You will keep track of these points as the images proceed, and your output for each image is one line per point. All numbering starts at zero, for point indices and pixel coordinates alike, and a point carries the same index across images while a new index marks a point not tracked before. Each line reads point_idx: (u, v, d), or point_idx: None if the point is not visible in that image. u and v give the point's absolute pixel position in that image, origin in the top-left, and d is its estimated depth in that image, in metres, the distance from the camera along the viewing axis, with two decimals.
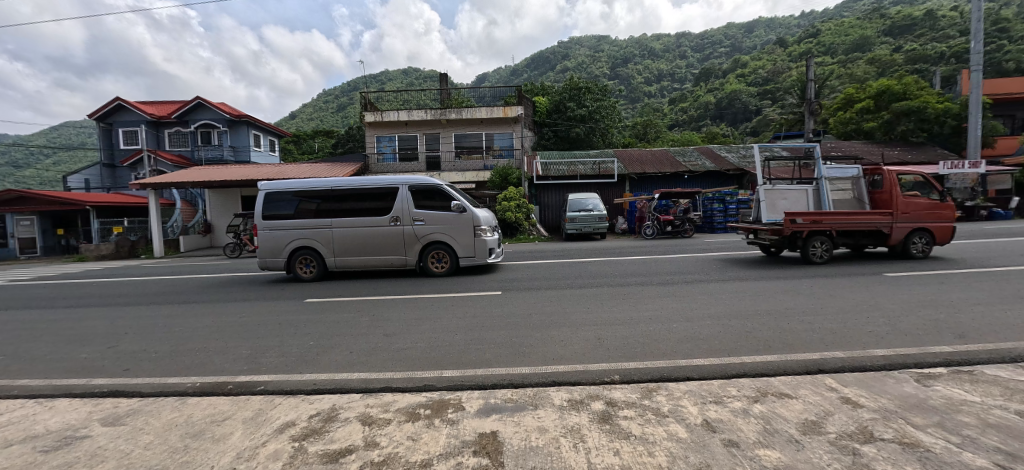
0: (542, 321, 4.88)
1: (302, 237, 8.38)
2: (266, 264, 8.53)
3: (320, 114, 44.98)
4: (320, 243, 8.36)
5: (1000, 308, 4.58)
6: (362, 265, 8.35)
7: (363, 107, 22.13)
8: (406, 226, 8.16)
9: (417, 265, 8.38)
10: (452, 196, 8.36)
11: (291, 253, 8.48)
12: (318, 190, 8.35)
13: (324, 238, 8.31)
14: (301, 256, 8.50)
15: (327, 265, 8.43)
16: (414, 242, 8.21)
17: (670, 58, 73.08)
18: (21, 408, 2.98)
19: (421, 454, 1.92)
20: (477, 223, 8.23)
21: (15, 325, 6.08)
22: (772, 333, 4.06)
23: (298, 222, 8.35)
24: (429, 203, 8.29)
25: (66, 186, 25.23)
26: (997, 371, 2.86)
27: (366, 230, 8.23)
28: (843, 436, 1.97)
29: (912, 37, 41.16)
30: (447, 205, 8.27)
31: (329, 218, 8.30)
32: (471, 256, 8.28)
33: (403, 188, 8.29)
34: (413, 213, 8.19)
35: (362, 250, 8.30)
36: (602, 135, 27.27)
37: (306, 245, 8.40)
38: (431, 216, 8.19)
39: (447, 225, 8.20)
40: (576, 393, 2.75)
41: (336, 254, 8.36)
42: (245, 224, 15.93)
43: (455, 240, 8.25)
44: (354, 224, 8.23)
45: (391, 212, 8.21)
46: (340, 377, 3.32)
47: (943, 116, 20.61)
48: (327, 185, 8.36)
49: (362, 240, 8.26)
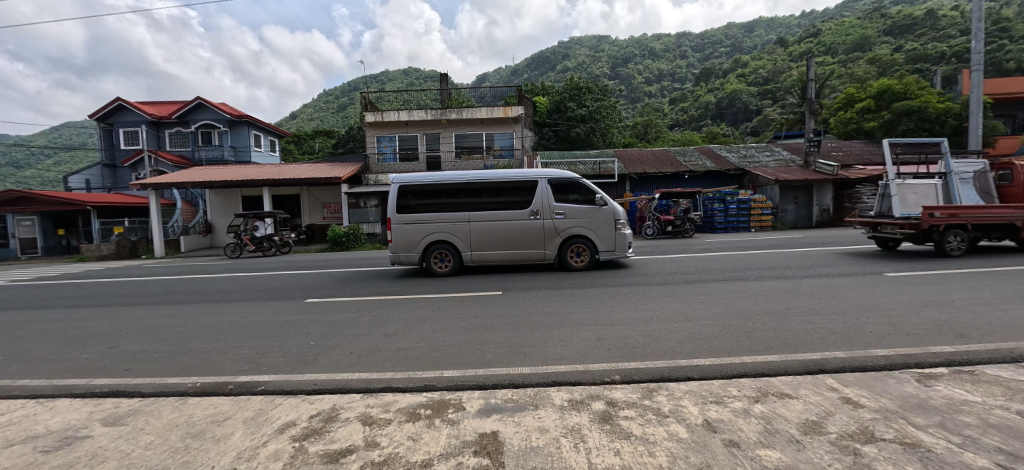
0: (542, 321, 4.88)
1: (438, 231, 8.24)
2: (398, 258, 8.35)
3: (321, 114, 45.02)
4: (457, 237, 8.24)
5: (1001, 308, 4.57)
6: (500, 259, 8.25)
7: (362, 108, 22.14)
8: (546, 220, 8.12)
9: (556, 259, 8.35)
10: (592, 189, 8.31)
11: (426, 247, 8.30)
12: (454, 183, 8.27)
13: (463, 231, 8.19)
14: (436, 250, 8.31)
15: (464, 258, 8.33)
16: (556, 236, 8.19)
17: (671, 58, 73.05)
18: (22, 408, 2.98)
19: (421, 455, 1.92)
20: (617, 217, 8.22)
21: (18, 325, 6.12)
22: (775, 333, 4.05)
23: (438, 215, 8.19)
24: (568, 197, 8.24)
25: (67, 187, 25.31)
26: (998, 370, 2.86)
27: (506, 224, 8.15)
28: (844, 436, 1.97)
29: (913, 36, 41.10)
30: (588, 199, 8.23)
31: (465, 211, 8.21)
32: (612, 250, 8.28)
33: (542, 181, 8.21)
34: (554, 206, 8.17)
35: (501, 244, 8.22)
36: (602, 135, 27.28)
37: (443, 239, 8.27)
38: (572, 210, 8.15)
39: (588, 219, 8.17)
40: (576, 393, 2.75)
41: (472, 247, 8.26)
42: (245, 224, 15.92)
43: (596, 234, 8.22)
44: (496, 218, 8.15)
45: (532, 206, 8.16)
46: (340, 377, 3.32)
47: (944, 116, 20.21)
48: (463, 177, 8.28)
49: (501, 234, 8.18)
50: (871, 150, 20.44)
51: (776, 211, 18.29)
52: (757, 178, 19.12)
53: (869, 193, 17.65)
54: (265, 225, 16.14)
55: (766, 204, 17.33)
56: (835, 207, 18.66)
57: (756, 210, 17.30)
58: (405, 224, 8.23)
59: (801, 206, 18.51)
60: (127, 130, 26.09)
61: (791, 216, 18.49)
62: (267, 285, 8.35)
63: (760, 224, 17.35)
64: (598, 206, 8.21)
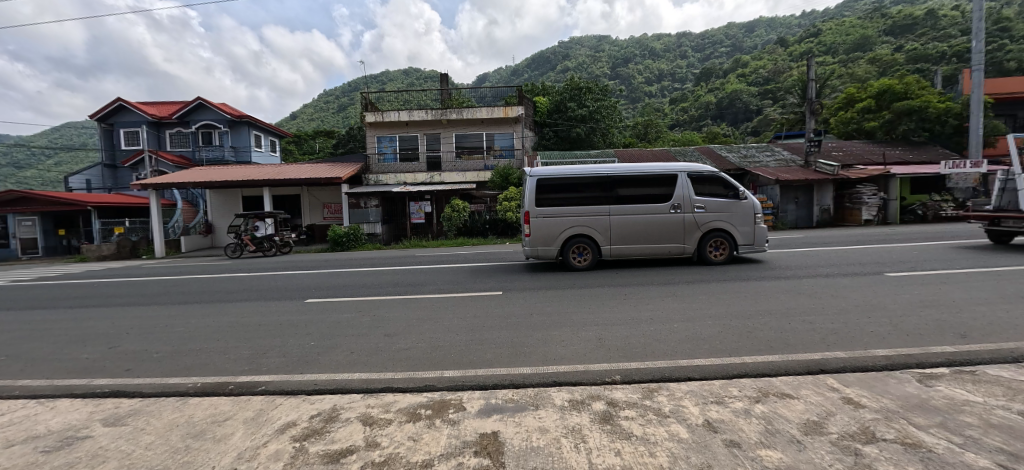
0: (543, 321, 4.88)
1: (575, 224, 8.24)
2: (536, 253, 8.37)
3: (321, 114, 45.05)
4: (596, 231, 8.21)
5: (1002, 308, 4.57)
6: (639, 253, 8.20)
7: (363, 108, 22.14)
8: (687, 214, 8.07)
9: (694, 253, 8.28)
10: (731, 182, 8.27)
11: (564, 241, 8.31)
12: (592, 177, 8.24)
13: (603, 225, 8.15)
14: (576, 244, 8.30)
15: (600, 252, 8.30)
16: (696, 230, 8.14)
17: (671, 58, 73.05)
18: (22, 408, 2.99)
19: (422, 455, 1.92)
20: (755, 211, 8.20)
21: (19, 325, 6.13)
22: (777, 333, 4.05)
23: (577, 209, 8.18)
24: (709, 191, 8.21)
25: (68, 187, 25.35)
26: (1000, 370, 2.86)
27: (646, 218, 8.11)
28: (845, 436, 1.97)
29: (913, 36, 41.05)
30: (728, 193, 8.21)
31: (604, 205, 8.18)
32: (750, 243, 8.22)
33: (682, 175, 8.17)
34: (695, 200, 8.12)
35: (640, 238, 8.17)
36: (603, 135, 27.28)
37: (581, 232, 8.25)
38: (712, 203, 8.12)
39: (727, 212, 8.14)
40: (577, 393, 2.75)
41: (612, 241, 8.21)
42: (246, 224, 15.93)
43: (737, 228, 8.17)
44: (635, 212, 8.11)
45: (673, 199, 8.11)
46: (340, 377, 3.31)
47: (945, 116, 20.53)
48: (600, 171, 8.24)
49: (641, 228, 8.13)
50: (870, 150, 20.42)
51: (776, 211, 18.26)
52: (757, 178, 19.08)
53: (869, 192, 17.52)
54: (266, 225, 16.19)
55: (767, 204, 17.29)
56: (835, 206, 18.64)
57: None
58: (543, 218, 8.23)
59: (801, 206, 18.50)
60: (127, 130, 26.11)
61: (791, 216, 18.46)
62: (268, 286, 8.35)
63: None
64: (738, 200, 8.19)
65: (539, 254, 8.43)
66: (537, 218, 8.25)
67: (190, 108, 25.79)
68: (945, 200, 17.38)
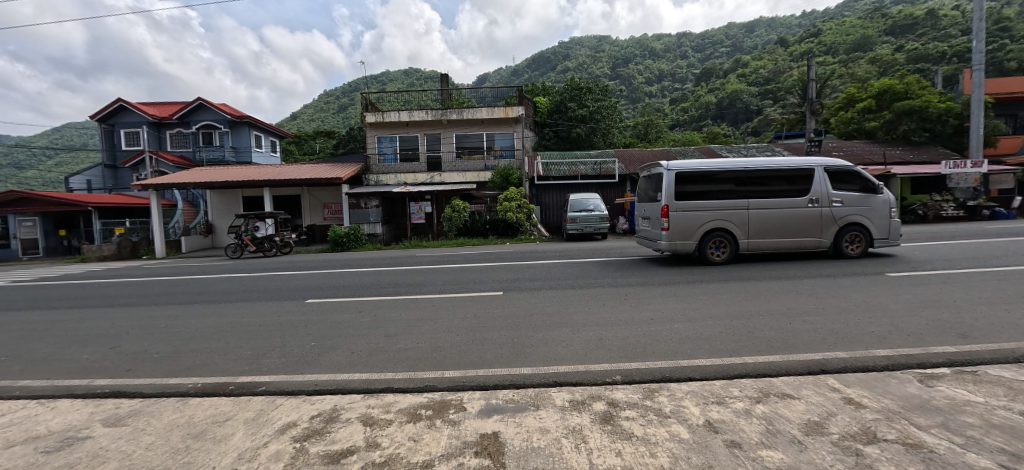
0: (543, 321, 4.89)
1: (710, 218, 8.14)
2: (673, 246, 8.22)
3: (322, 115, 45.10)
4: (733, 225, 8.14)
5: (1004, 307, 4.56)
6: (776, 247, 8.14)
7: (363, 108, 22.17)
8: (825, 208, 8.04)
9: (829, 248, 8.25)
10: (866, 177, 8.21)
11: (702, 234, 8.20)
12: (732, 171, 8.16)
13: (741, 219, 8.08)
14: (713, 238, 8.20)
15: (738, 247, 8.21)
16: (832, 224, 8.11)
17: (671, 58, 73.08)
18: (23, 408, 2.99)
19: (423, 456, 1.91)
20: (891, 206, 8.12)
21: (22, 325, 6.16)
22: (778, 333, 4.05)
23: (716, 203, 8.09)
24: (844, 185, 8.15)
25: (69, 188, 25.41)
26: (1001, 370, 2.86)
27: (783, 212, 8.06)
28: (846, 436, 1.96)
29: (913, 36, 41.00)
30: (864, 187, 8.14)
31: (743, 199, 8.10)
32: (887, 238, 8.16)
33: (819, 169, 8.13)
34: (831, 194, 8.09)
35: (775, 231, 8.11)
36: (603, 135, 27.30)
37: (720, 226, 8.17)
38: (849, 197, 8.06)
39: (864, 206, 8.08)
40: (577, 394, 2.74)
41: (749, 236, 8.15)
42: (246, 225, 15.97)
43: (873, 222, 8.12)
44: (774, 206, 8.06)
45: (809, 193, 8.09)
46: (341, 378, 3.31)
47: (945, 116, 20.47)
48: (740, 165, 8.19)
49: (778, 222, 8.08)
50: (872, 150, 20.41)
51: None
52: None
53: None
54: (266, 226, 16.26)
55: None
56: None
57: None
58: (681, 212, 8.10)
59: None
60: (128, 131, 26.14)
61: None
62: (269, 286, 8.36)
63: None
64: (875, 194, 8.14)
65: (676, 248, 8.27)
66: (675, 212, 8.12)
67: (191, 108, 25.81)
68: (945, 200, 17.11)
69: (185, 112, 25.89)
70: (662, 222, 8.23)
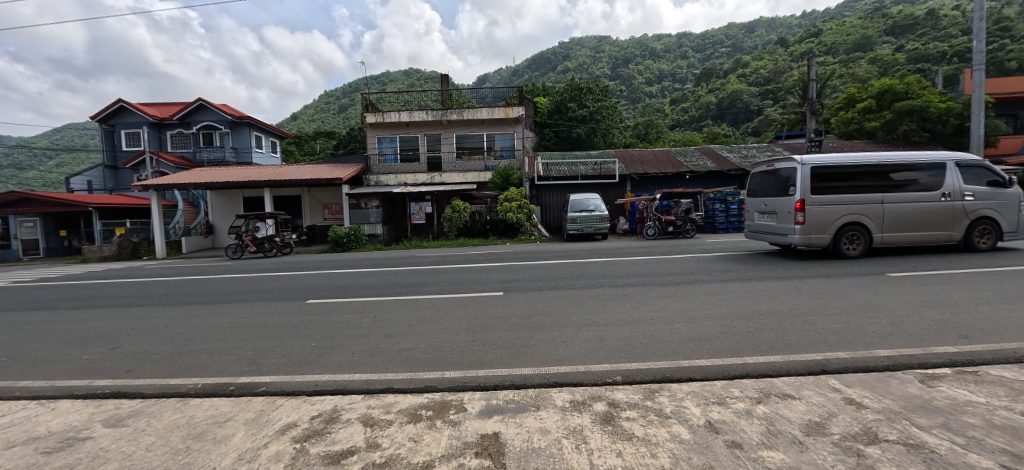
0: (544, 321, 4.89)
1: (847, 212, 8.13)
2: (807, 240, 8.20)
3: (322, 115, 45.16)
4: (868, 218, 8.14)
5: (1005, 308, 4.56)
6: (910, 241, 8.17)
7: (363, 108, 22.18)
8: (957, 202, 8.09)
9: (960, 242, 8.32)
10: (993, 171, 8.33)
11: (836, 228, 8.19)
12: (867, 165, 8.16)
13: (877, 212, 8.08)
14: (847, 232, 8.20)
15: (872, 241, 8.22)
16: (964, 218, 8.16)
17: (671, 58, 73.09)
18: (23, 409, 2.99)
19: (423, 456, 1.91)
20: (1019, 199, 8.29)
21: (24, 325, 6.17)
22: (779, 334, 4.04)
23: (852, 197, 8.10)
24: (978, 180, 8.23)
25: (70, 188, 25.45)
26: (1002, 371, 2.85)
27: (920, 205, 8.07)
28: (847, 437, 1.96)
29: (914, 36, 40.95)
30: (993, 181, 8.26)
31: (879, 193, 8.11)
32: (1015, 231, 8.31)
33: (953, 163, 8.18)
34: (963, 188, 8.14)
35: (911, 225, 8.13)
36: (603, 136, 27.31)
37: (856, 220, 8.16)
38: (980, 191, 8.16)
39: (996, 200, 8.21)
40: (577, 394, 2.74)
41: (884, 230, 8.15)
42: (246, 225, 15.86)
43: (1003, 216, 8.25)
44: (912, 200, 8.07)
45: (942, 187, 8.13)
46: (342, 378, 3.31)
47: (945, 116, 20.18)
48: (875, 158, 8.20)
49: (913, 216, 8.09)
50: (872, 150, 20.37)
51: None
52: None
53: None
54: (267, 226, 16.13)
55: None
56: None
57: None
58: (816, 206, 8.09)
59: None
60: (128, 131, 26.16)
61: None
62: (269, 286, 8.37)
63: None
64: (1005, 188, 8.26)
65: (810, 242, 8.25)
66: (810, 205, 8.10)
67: (192, 109, 25.85)
68: None
69: (186, 112, 25.92)
70: (795, 216, 8.19)
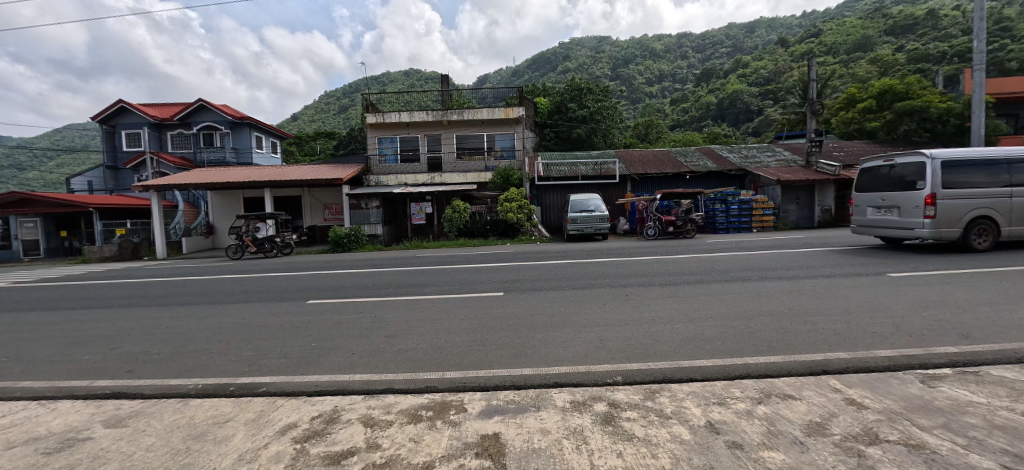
0: (544, 322, 4.89)
1: (977, 205, 8.17)
2: (938, 234, 8.18)
3: (322, 116, 45.21)
4: (998, 212, 8.19)
5: (1006, 308, 4.55)
6: None
7: (364, 109, 22.18)
8: None
9: None
10: None
11: (966, 222, 8.22)
12: (995, 158, 8.27)
13: (1006, 207, 8.15)
14: (976, 226, 8.24)
15: (1000, 235, 8.27)
16: None
17: (672, 59, 73.09)
18: (24, 409, 2.99)
19: (423, 457, 1.91)
20: None
21: (25, 326, 6.16)
22: (779, 334, 4.04)
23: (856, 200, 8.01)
24: None
25: (70, 189, 25.48)
26: (1004, 371, 2.85)
27: None
28: (848, 437, 1.95)
29: (914, 36, 40.88)
30: None
31: (1007, 187, 8.21)
32: None
33: None
34: None
35: None
36: (604, 136, 27.31)
37: (985, 214, 8.21)
38: None
39: None
40: (578, 394, 2.74)
41: (1011, 224, 8.25)
42: (246, 226, 15.90)
43: None
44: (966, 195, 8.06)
45: None
46: (342, 379, 3.31)
47: (946, 115, 20.35)
48: (1003, 152, 8.32)
49: None
50: (872, 151, 20.35)
51: (778, 211, 18.20)
52: (759, 178, 19.10)
53: None
54: (267, 227, 16.20)
55: (768, 204, 17.24)
56: (837, 207, 18.57)
57: (757, 211, 17.23)
58: (947, 199, 8.07)
59: (803, 206, 18.39)
60: (129, 132, 26.19)
61: (793, 217, 18.36)
62: (270, 287, 8.38)
63: (762, 224, 17.30)
64: None
65: (939, 236, 8.22)
66: (941, 199, 8.07)
67: (192, 110, 25.87)
68: None
69: (186, 113, 25.94)
70: (924, 210, 8.18)
